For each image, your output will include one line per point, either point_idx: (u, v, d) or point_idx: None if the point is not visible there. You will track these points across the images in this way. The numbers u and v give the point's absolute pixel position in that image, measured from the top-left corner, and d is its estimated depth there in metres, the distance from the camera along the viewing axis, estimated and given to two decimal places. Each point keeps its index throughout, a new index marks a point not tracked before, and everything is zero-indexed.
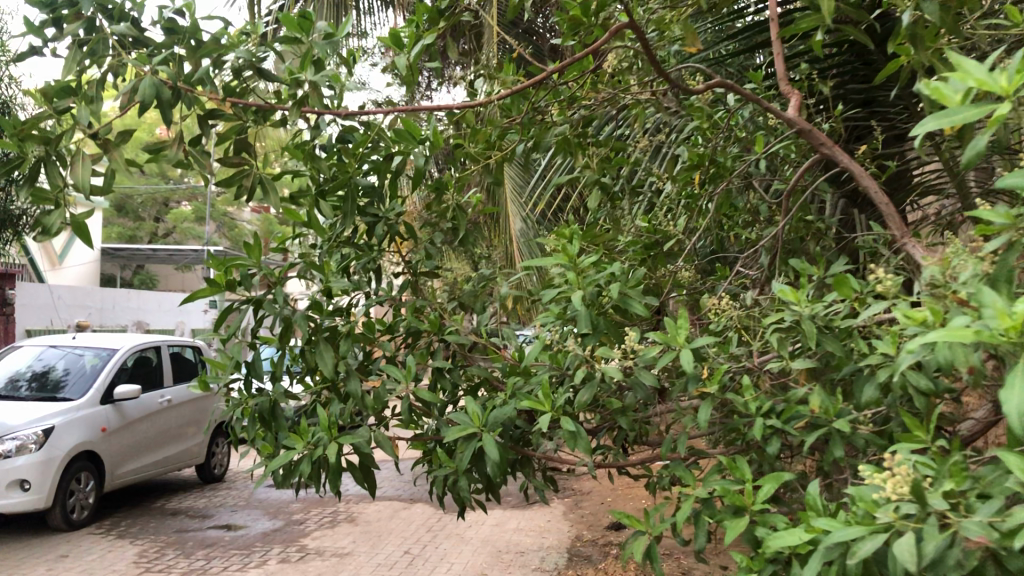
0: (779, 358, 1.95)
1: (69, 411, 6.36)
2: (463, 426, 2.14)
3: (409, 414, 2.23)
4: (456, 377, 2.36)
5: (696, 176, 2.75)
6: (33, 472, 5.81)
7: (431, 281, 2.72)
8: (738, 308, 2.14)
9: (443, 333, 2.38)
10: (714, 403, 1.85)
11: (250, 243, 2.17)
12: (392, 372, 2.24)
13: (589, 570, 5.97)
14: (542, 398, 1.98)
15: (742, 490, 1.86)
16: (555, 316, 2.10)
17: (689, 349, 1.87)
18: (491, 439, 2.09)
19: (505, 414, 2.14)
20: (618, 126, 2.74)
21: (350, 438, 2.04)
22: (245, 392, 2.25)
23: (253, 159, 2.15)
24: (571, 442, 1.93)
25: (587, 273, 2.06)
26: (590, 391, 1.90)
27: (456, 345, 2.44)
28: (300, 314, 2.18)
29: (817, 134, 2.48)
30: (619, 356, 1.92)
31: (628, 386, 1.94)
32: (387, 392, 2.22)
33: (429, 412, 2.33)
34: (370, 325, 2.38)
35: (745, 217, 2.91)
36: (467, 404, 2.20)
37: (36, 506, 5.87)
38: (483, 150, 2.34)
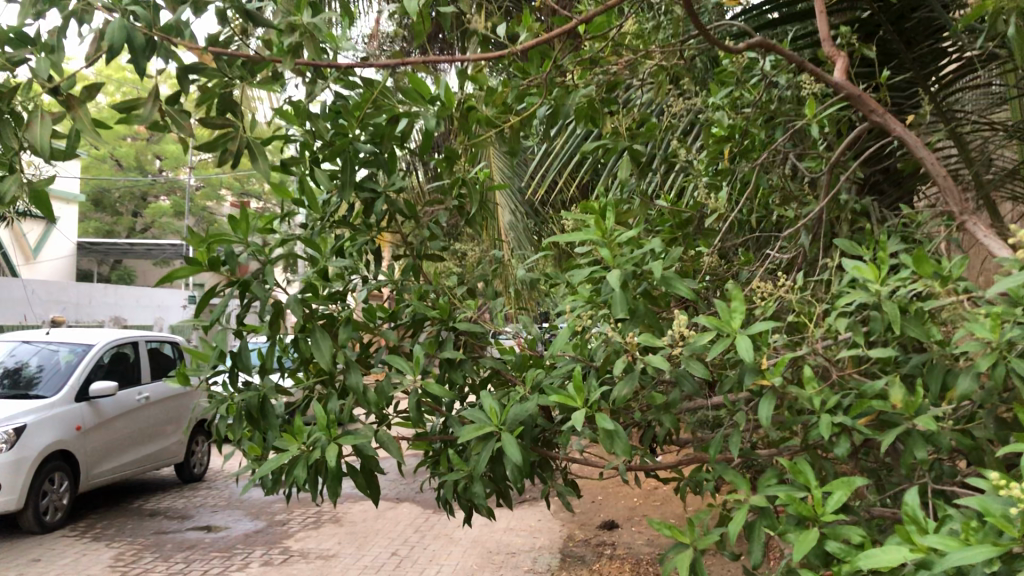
0: (845, 347, 1.71)
1: (43, 409, 6.06)
2: (479, 424, 1.88)
3: (416, 412, 1.97)
4: (467, 370, 2.10)
5: (726, 148, 2.50)
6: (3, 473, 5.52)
7: (436, 265, 2.46)
8: (790, 291, 1.89)
9: (453, 320, 2.11)
10: (775, 398, 1.60)
11: (236, 216, 1.91)
12: (398, 363, 1.97)
13: (584, 570, 5.72)
14: (573, 392, 1.72)
15: (807, 498, 1.62)
16: (584, 300, 1.85)
17: (747, 336, 1.62)
18: (513, 439, 1.83)
19: (527, 411, 1.88)
20: (642, 94, 2.49)
21: (351, 439, 1.77)
22: (229, 387, 1.97)
23: (239, 120, 1.88)
24: (608, 444, 1.67)
25: (623, 251, 1.81)
26: (631, 385, 1.65)
27: (467, 335, 2.18)
28: (293, 297, 1.91)
29: (866, 100, 2.23)
30: (663, 345, 1.67)
31: (673, 378, 1.69)
32: (392, 386, 1.95)
33: (438, 409, 2.07)
34: (370, 312, 2.12)
35: (778, 196, 2.66)
36: (482, 399, 1.94)
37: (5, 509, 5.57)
38: (499, 114, 2.08)
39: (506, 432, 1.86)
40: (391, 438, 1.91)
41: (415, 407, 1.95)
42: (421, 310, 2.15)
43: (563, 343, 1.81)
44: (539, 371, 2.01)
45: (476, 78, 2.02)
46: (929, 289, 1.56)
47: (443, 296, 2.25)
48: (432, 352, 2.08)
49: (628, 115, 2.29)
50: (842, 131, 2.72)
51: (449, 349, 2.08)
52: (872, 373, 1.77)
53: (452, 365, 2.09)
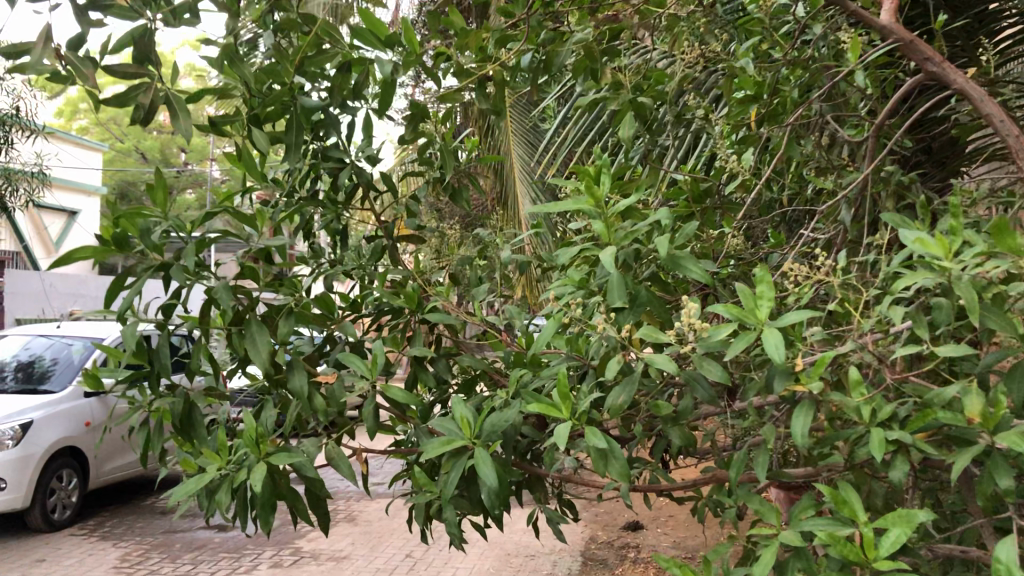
0: (901, 341, 1.35)
1: (50, 405, 5.78)
2: (446, 438, 1.54)
3: (375, 421, 1.64)
4: (440, 370, 1.76)
5: (753, 109, 2.14)
6: (8, 470, 5.26)
7: (413, 247, 2.12)
8: (830, 275, 1.53)
9: (421, 311, 1.77)
10: (813, 409, 1.24)
11: (157, 186, 1.57)
12: (351, 363, 1.64)
13: None
14: (557, 400, 1.38)
15: (854, 536, 1.26)
16: (577, 286, 1.50)
17: (775, 329, 1.26)
18: (488, 457, 1.49)
19: (508, 420, 1.54)
20: (656, 46, 2.13)
21: (287, 456, 1.44)
22: (150, 391, 1.65)
23: (161, 68, 1.55)
24: (601, 467, 1.32)
25: (622, 224, 1.46)
26: (630, 392, 1.30)
27: (443, 329, 1.84)
28: (223, 283, 1.58)
29: (922, 45, 1.86)
30: (669, 342, 1.32)
31: (683, 381, 1.34)
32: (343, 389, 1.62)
33: (404, 417, 1.73)
34: (326, 300, 1.79)
35: (813, 166, 2.30)
36: (452, 404, 1.60)
37: (10, 508, 5.31)
38: (478, 62, 1.74)
39: (481, 447, 1.52)
40: (342, 451, 1.58)
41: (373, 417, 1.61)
42: (387, 299, 1.81)
43: (545, 338, 1.46)
44: (524, 371, 1.66)
45: (449, 18, 1.67)
46: (1014, 268, 1.20)
47: (417, 280, 1.90)
48: (396, 347, 1.74)
49: (637, 68, 1.94)
50: (888, 91, 2.34)
51: (417, 344, 1.74)
52: (933, 375, 1.41)
53: (421, 364, 1.75)
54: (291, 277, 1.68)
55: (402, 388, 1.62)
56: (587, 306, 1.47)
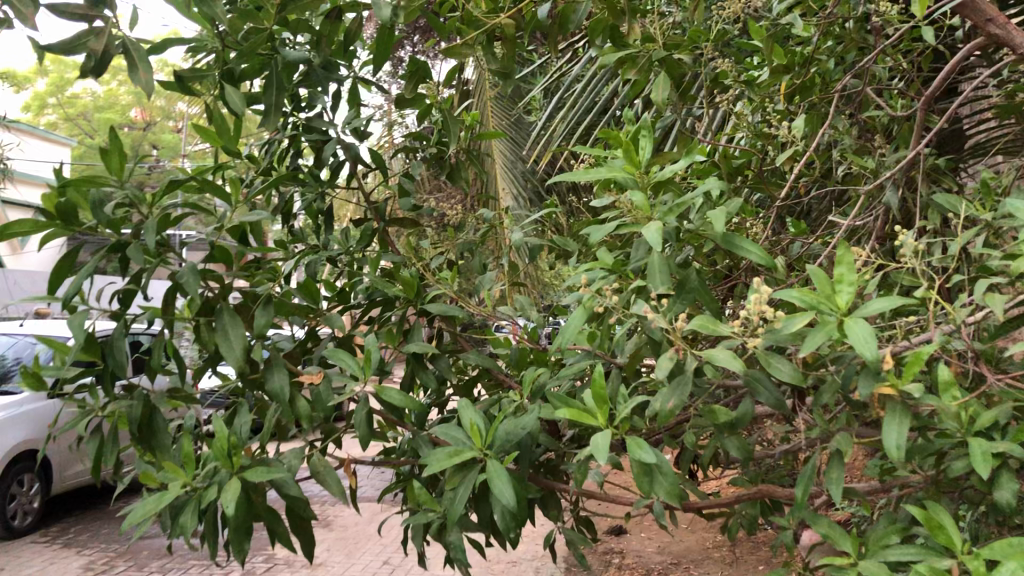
0: (999, 335, 1.14)
1: (12, 405, 5.47)
2: (453, 448, 1.32)
3: (367, 428, 1.40)
4: (442, 370, 1.53)
5: (786, 81, 1.93)
6: None
7: (406, 231, 1.88)
8: (902, 260, 1.31)
9: (420, 301, 1.54)
10: (906, 416, 1.03)
11: (110, 150, 1.33)
12: (340, 361, 1.41)
13: None
14: (591, 405, 1.16)
15: (956, 569, 1.04)
16: (609, 270, 1.27)
17: (860, 320, 1.05)
18: (504, 472, 1.27)
19: (527, 428, 1.31)
20: (679, 8, 1.91)
21: (265, 471, 1.20)
22: (102, 393, 1.40)
23: (115, 10, 1.31)
24: (647, 485, 1.11)
25: (664, 196, 1.24)
26: (683, 395, 1.08)
27: (443, 322, 1.61)
28: (190, 266, 1.35)
29: (984, 6, 1.65)
30: (730, 335, 1.10)
31: (742, 382, 1.13)
32: (330, 392, 1.38)
33: (400, 424, 1.50)
34: (311, 289, 1.56)
35: (846, 146, 2.09)
36: (460, 410, 1.37)
37: None
38: (488, 14, 1.51)
39: (495, 459, 1.30)
40: (331, 465, 1.35)
41: (366, 424, 1.38)
42: (380, 288, 1.58)
43: (573, 332, 1.24)
44: (541, 370, 1.44)
45: None
46: None
47: (415, 267, 1.68)
48: (392, 343, 1.51)
49: (663, 28, 1.71)
50: (925, 66, 2.14)
51: (416, 339, 1.51)
52: None
53: (421, 362, 1.53)
54: (269, 262, 1.44)
55: (401, 390, 1.39)
56: (622, 293, 1.25)
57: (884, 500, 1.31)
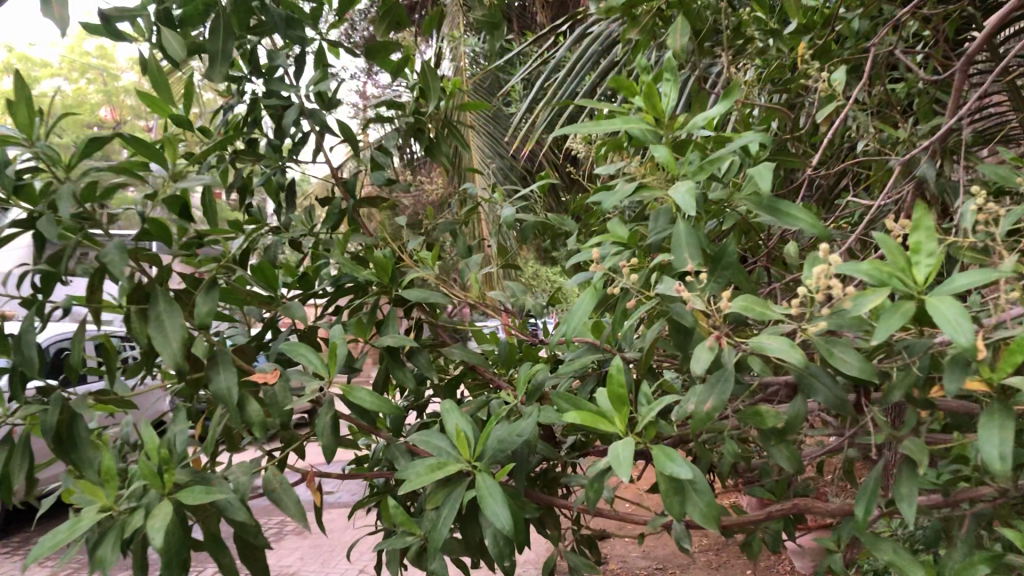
0: None
1: None
2: (435, 461, 1.09)
3: (332, 437, 1.17)
4: (420, 367, 1.30)
5: (806, 43, 1.72)
6: None
7: (379, 211, 1.66)
8: (969, 232, 1.10)
9: (397, 287, 1.31)
10: (1007, 417, 0.82)
11: (17, 103, 1.09)
12: (299, 357, 1.18)
13: None
14: (607, 406, 0.94)
15: None
16: (624, 244, 1.05)
17: (946, 298, 0.84)
18: (497, 489, 1.05)
19: (526, 435, 1.09)
20: None
21: (204, 491, 0.97)
22: (12, 398, 1.16)
23: None
24: (679, 507, 0.89)
25: (690, 155, 1.03)
26: (725, 394, 0.86)
27: (421, 311, 1.38)
28: (116, 243, 1.11)
29: None
30: (781, 319, 0.88)
31: (794, 378, 0.91)
32: (287, 393, 1.15)
33: (372, 431, 1.27)
34: (266, 273, 1.33)
35: (868, 119, 1.88)
36: (443, 414, 1.15)
37: None
38: None
39: (486, 473, 1.07)
40: (287, 481, 1.12)
41: (331, 433, 1.16)
42: (347, 273, 1.35)
43: (582, 320, 1.02)
44: (539, 366, 1.22)
45: None
46: None
47: (389, 246, 1.45)
48: (362, 336, 1.28)
49: None
50: (953, 31, 1.94)
51: (391, 332, 1.29)
52: None
53: (396, 359, 1.30)
54: (215, 238, 1.21)
55: (374, 391, 1.17)
56: (641, 273, 1.03)
57: (950, 518, 1.09)
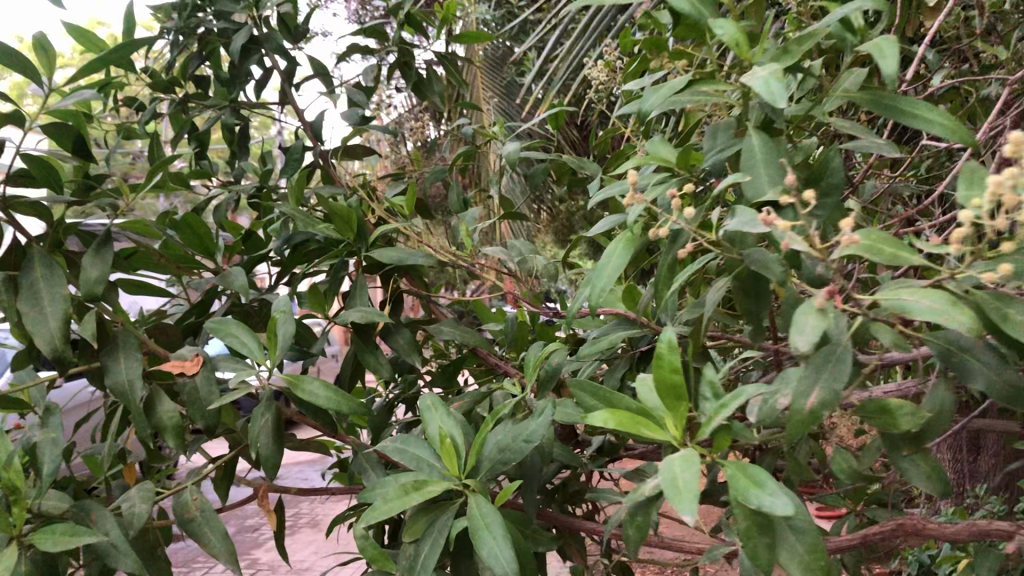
0: None
1: None
2: (412, 478, 0.79)
3: (273, 446, 0.86)
4: (396, 349, 1.00)
5: None
6: None
7: (353, 159, 1.34)
8: None
9: (365, 247, 1.01)
10: None
11: None
12: (228, 338, 0.88)
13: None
14: (652, 402, 0.64)
15: None
16: (669, 168, 0.74)
17: None
18: (497, 519, 0.74)
19: (536, 442, 0.79)
20: None
21: (72, 533, 0.67)
22: None
23: None
24: (768, 554, 0.59)
25: (764, 39, 0.71)
26: (838, 383, 0.56)
27: (400, 278, 1.08)
28: None
29: None
30: (921, 265, 0.57)
31: (938, 357, 0.60)
32: (213, 387, 0.86)
33: (335, 434, 0.97)
34: (199, 231, 1.02)
35: (953, 42, 1.55)
36: (422, 412, 0.85)
37: None
38: None
39: (482, 496, 0.77)
40: (212, 507, 0.83)
41: (274, 439, 0.86)
42: (304, 231, 1.04)
43: (613, 278, 0.71)
44: (554, 347, 0.92)
45: None
46: None
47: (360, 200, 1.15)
48: (319, 310, 0.98)
49: None
50: None
51: (358, 305, 0.99)
52: None
53: (366, 340, 1.00)
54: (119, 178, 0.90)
55: (330, 382, 0.87)
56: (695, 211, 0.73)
57: None
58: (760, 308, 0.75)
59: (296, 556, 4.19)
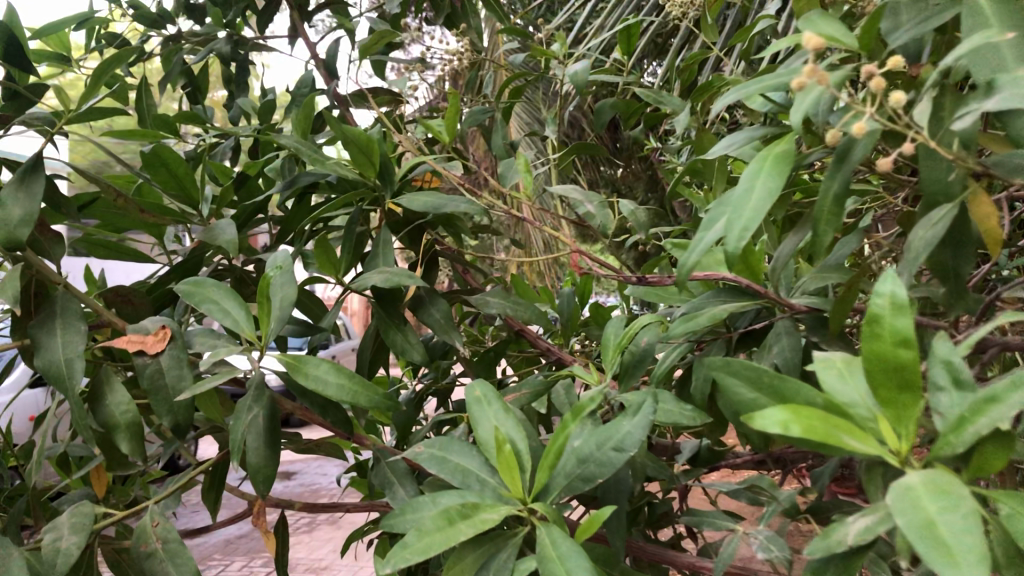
0: None
1: None
2: (457, 501, 0.56)
3: (267, 449, 0.63)
4: (430, 321, 0.77)
5: None
6: None
7: (373, 100, 1.11)
8: None
9: (390, 192, 0.78)
10: None
11: None
12: (206, 305, 0.65)
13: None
14: (846, 395, 0.40)
15: None
16: (842, 46, 0.50)
17: None
18: (582, 562, 0.51)
19: (633, 452, 0.56)
20: None
21: None
22: None
23: None
24: None
25: None
26: None
27: (433, 233, 0.85)
28: None
29: None
30: None
31: None
32: (185, 372, 0.63)
33: (351, 435, 0.73)
34: (176, 173, 0.80)
35: None
36: (470, 407, 0.62)
37: None
38: None
39: (557, 527, 0.53)
40: (180, 538, 0.60)
41: (267, 442, 0.63)
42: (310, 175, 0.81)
43: (761, 211, 0.48)
44: (644, 322, 0.68)
45: None
46: None
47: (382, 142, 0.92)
48: (330, 273, 0.75)
49: None
50: None
51: (380, 266, 0.76)
52: None
53: (392, 311, 0.77)
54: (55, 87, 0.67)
55: (344, 366, 0.64)
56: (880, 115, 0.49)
57: None
58: (968, 260, 0.51)
59: (313, 553, 3.98)
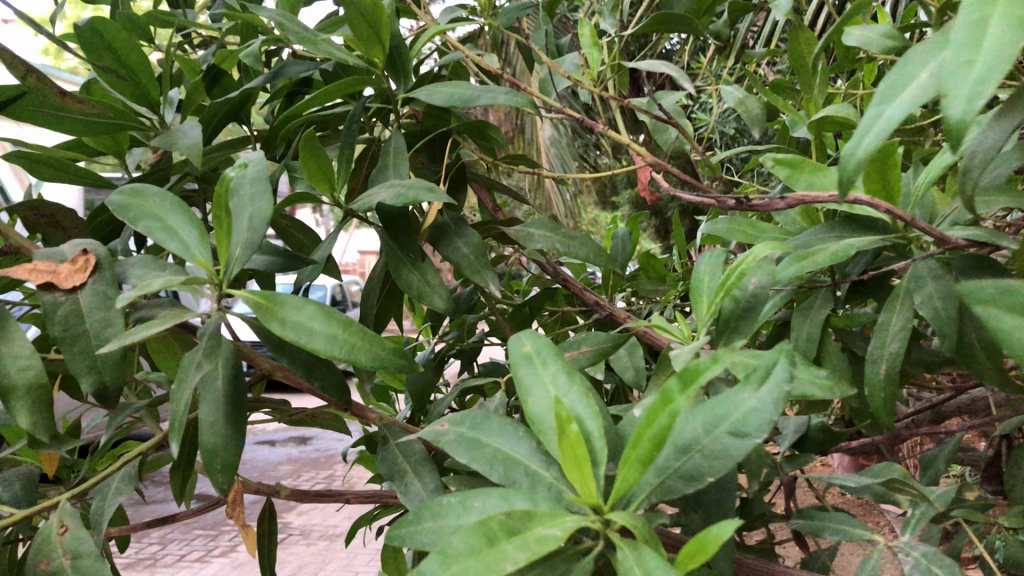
0: None
1: None
2: (500, 509, 0.38)
3: (229, 424, 0.45)
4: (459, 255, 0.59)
5: None
6: None
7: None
8: None
9: (405, 86, 0.60)
10: None
11: None
12: (145, 222, 0.46)
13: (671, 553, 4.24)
14: None
15: None
16: None
17: None
18: None
19: (761, 440, 0.37)
20: None
21: None
22: None
23: None
24: None
25: None
26: None
27: (462, 144, 0.66)
28: None
29: None
30: None
31: None
32: (113, 315, 0.45)
33: (349, 406, 0.55)
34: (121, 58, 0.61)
35: None
36: (515, 367, 0.43)
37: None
38: None
39: (651, 552, 0.35)
40: (97, 552, 0.43)
41: (228, 414, 0.45)
42: (303, 64, 0.62)
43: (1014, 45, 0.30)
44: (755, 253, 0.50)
45: None
46: None
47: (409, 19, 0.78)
48: (324, 190, 0.57)
49: None
50: None
51: (391, 182, 0.58)
52: None
53: (406, 242, 0.58)
54: None
55: (337, 310, 0.45)
56: None
57: None
58: None
59: (327, 520, 3.84)
